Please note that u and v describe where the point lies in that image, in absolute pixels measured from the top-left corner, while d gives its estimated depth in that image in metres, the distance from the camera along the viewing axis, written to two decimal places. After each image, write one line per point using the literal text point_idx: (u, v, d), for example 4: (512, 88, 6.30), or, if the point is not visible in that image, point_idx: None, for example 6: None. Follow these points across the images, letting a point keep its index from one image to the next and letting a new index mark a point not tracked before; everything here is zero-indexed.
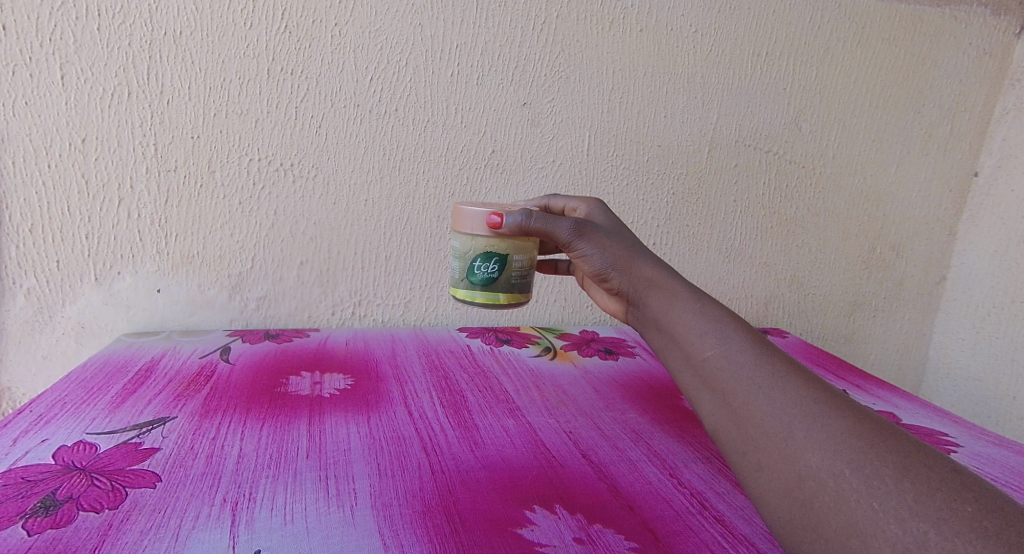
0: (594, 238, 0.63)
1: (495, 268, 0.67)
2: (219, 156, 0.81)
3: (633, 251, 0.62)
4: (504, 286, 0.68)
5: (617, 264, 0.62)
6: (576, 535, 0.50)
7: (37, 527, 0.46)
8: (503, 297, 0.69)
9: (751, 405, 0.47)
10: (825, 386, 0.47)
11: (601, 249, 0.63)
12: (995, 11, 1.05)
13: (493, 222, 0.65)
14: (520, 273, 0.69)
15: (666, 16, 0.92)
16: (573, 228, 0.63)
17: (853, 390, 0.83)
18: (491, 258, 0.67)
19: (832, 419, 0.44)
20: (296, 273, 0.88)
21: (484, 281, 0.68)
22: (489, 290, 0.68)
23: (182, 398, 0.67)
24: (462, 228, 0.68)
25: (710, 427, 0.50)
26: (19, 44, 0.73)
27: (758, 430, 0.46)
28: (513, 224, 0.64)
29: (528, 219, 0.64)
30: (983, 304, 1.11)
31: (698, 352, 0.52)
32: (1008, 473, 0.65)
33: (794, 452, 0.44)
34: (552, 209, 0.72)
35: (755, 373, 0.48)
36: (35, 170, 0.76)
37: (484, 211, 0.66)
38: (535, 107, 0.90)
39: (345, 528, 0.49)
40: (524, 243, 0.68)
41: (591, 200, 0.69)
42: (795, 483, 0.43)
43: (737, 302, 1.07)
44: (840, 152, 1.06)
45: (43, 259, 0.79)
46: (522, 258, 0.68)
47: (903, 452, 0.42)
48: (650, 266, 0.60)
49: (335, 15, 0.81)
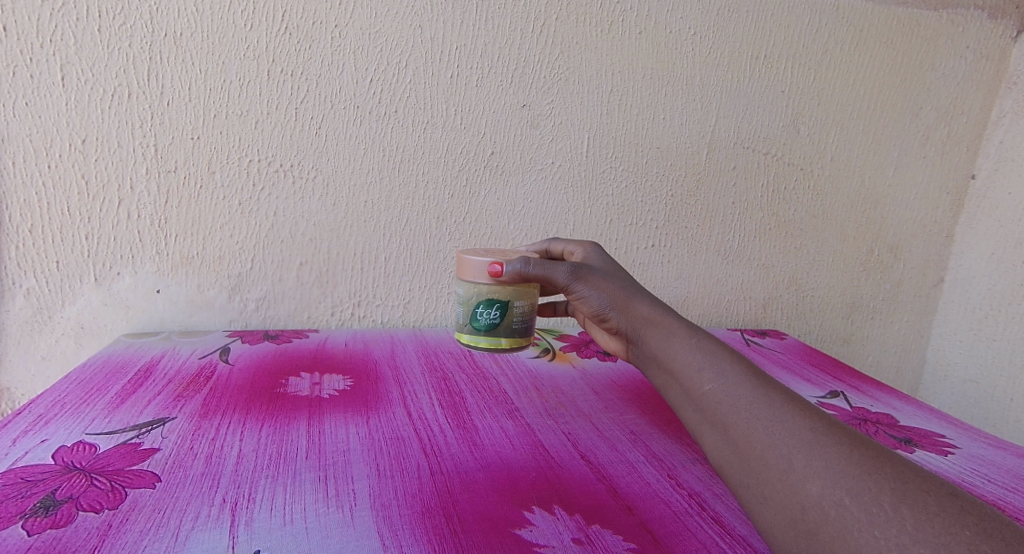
0: (592, 280, 0.63)
1: (496, 314, 0.68)
2: (219, 157, 0.81)
3: (630, 291, 0.62)
4: (505, 331, 0.69)
5: (615, 304, 0.62)
6: (575, 535, 0.51)
7: (37, 527, 0.46)
8: (505, 341, 0.69)
9: (752, 438, 0.48)
10: (820, 414, 0.48)
11: (598, 291, 0.63)
12: (991, 15, 1.06)
13: (494, 271, 0.65)
14: (521, 318, 0.69)
15: (666, 18, 0.92)
16: (571, 272, 0.64)
17: (851, 392, 0.84)
18: (493, 305, 0.68)
19: (830, 447, 0.45)
20: (296, 273, 0.88)
21: (486, 326, 0.69)
22: (491, 336, 0.69)
23: (182, 399, 0.67)
24: (464, 275, 0.68)
25: (714, 460, 0.51)
26: (20, 45, 0.73)
27: (758, 463, 0.47)
28: (513, 271, 0.65)
29: (527, 265, 0.65)
30: (980, 306, 1.11)
31: (697, 386, 0.53)
32: (1004, 474, 0.65)
33: (796, 483, 0.45)
34: (552, 252, 0.73)
35: (752, 405, 0.50)
36: (35, 170, 0.76)
37: (484, 260, 0.66)
38: (535, 109, 0.90)
39: (344, 528, 0.49)
40: (524, 288, 0.68)
41: (588, 243, 0.71)
42: (798, 514, 0.44)
43: (736, 304, 1.07)
44: (838, 154, 1.06)
45: (42, 260, 0.79)
46: (523, 303, 0.69)
47: (900, 479, 0.43)
48: (648, 305, 0.61)
49: (336, 18, 0.81)
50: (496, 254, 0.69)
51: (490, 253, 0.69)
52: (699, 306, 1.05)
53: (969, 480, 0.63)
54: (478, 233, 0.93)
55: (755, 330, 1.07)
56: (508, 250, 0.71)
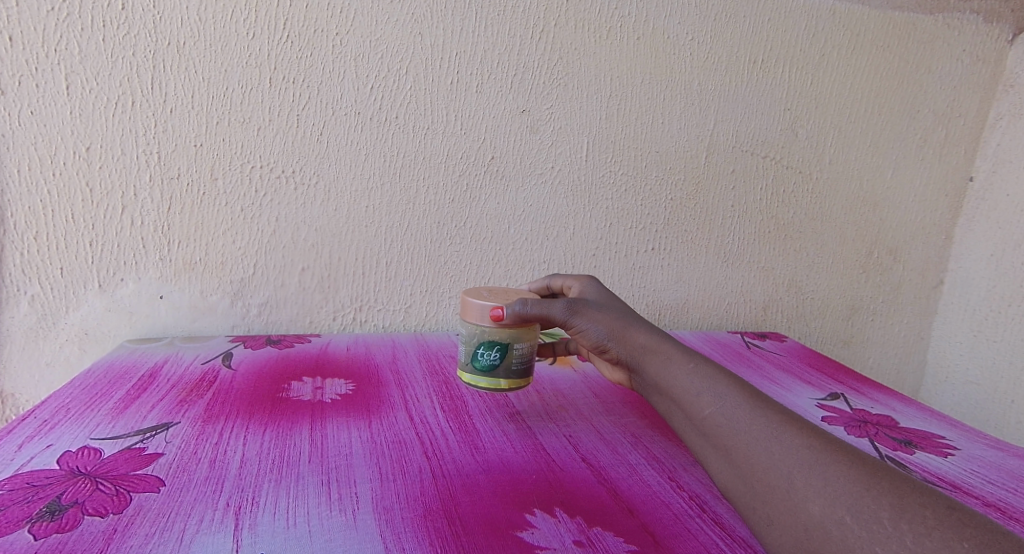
0: (589, 314, 0.64)
1: (497, 355, 0.66)
2: (221, 164, 0.82)
3: (627, 321, 0.64)
4: (504, 372, 0.67)
5: (613, 335, 0.63)
6: (576, 538, 0.51)
7: (44, 531, 0.47)
8: (503, 382, 0.67)
9: (752, 459, 0.49)
10: (816, 431, 0.49)
11: (597, 324, 0.64)
12: (987, 18, 1.07)
13: (496, 314, 0.64)
14: (521, 359, 0.67)
15: (663, 24, 0.93)
16: (567, 308, 0.64)
17: (851, 394, 0.84)
18: (493, 346, 0.66)
19: (829, 466, 0.46)
20: (298, 279, 0.88)
21: (486, 367, 0.67)
22: (490, 377, 0.67)
23: (185, 404, 0.67)
24: (468, 316, 0.66)
25: (718, 482, 0.51)
26: (24, 54, 0.73)
27: (761, 484, 0.48)
28: (512, 313, 0.64)
29: (525, 306, 0.64)
30: (979, 307, 1.12)
31: (697, 411, 0.54)
32: (1005, 476, 0.65)
33: (797, 503, 0.45)
34: (552, 288, 0.74)
35: (749, 425, 0.51)
36: (39, 179, 0.77)
37: (485, 303, 0.65)
38: (535, 115, 0.91)
39: (347, 531, 0.49)
40: (526, 330, 0.66)
41: (584, 277, 0.72)
42: (802, 534, 0.45)
43: (736, 306, 1.08)
44: (838, 157, 1.07)
45: (47, 267, 0.79)
46: (523, 344, 0.67)
47: (899, 494, 0.43)
48: (644, 333, 0.63)
49: (336, 25, 0.82)
50: (497, 295, 0.68)
51: (493, 295, 0.68)
52: (700, 309, 1.06)
53: (969, 481, 0.64)
54: (479, 239, 0.93)
55: (755, 333, 1.07)
56: (510, 291, 0.70)
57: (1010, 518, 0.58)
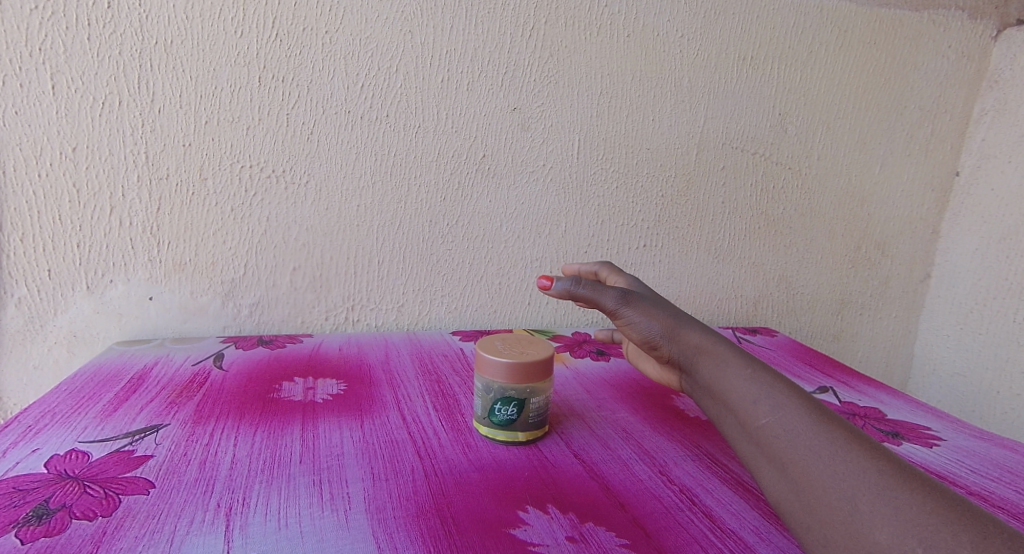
0: (640, 306, 0.61)
1: (513, 410, 0.63)
2: (210, 164, 0.82)
3: (682, 318, 0.60)
4: (523, 425, 0.63)
5: (665, 332, 0.60)
6: (568, 534, 0.51)
7: (31, 535, 0.46)
8: (521, 436, 0.64)
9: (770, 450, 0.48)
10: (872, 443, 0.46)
11: (647, 318, 0.60)
12: (972, 14, 1.08)
13: (542, 284, 0.64)
14: (538, 412, 0.64)
15: (653, 21, 0.93)
16: (619, 297, 0.61)
17: (840, 388, 0.85)
18: (510, 401, 0.63)
19: (839, 458, 0.45)
20: (289, 278, 0.88)
21: (502, 420, 0.63)
22: (507, 429, 0.63)
23: (175, 405, 0.67)
24: (482, 371, 0.63)
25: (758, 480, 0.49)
26: (9, 55, 0.73)
27: (793, 480, 0.46)
28: (562, 288, 0.62)
29: (577, 285, 0.62)
30: (965, 301, 1.13)
31: (752, 417, 0.50)
32: (988, 465, 0.66)
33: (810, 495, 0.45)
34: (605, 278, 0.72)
35: (791, 420, 0.48)
36: (26, 180, 0.76)
37: (500, 359, 0.61)
38: (525, 113, 0.91)
39: (339, 531, 0.49)
40: (542, 384, 0.63)
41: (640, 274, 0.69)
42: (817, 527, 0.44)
43: (726, 303, 1.08)
44: (826, 153, 1.07)
45: (34, 269, 0.79)
46: (540, 398, 0.63)
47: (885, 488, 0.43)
48: (699, 333, 0.58)
49: (325, 24, 0.81)
50: (511, 346, 0.64)
51: (507, 347, 0.64)
52: (691, 305, 1.06)
53: (953, 471, 0.64)
54: (470, 236, 0.93)
55: (745, 328, 1.08)
56: (524, 339, 0.67)
57: (994, 506, 0.58)
